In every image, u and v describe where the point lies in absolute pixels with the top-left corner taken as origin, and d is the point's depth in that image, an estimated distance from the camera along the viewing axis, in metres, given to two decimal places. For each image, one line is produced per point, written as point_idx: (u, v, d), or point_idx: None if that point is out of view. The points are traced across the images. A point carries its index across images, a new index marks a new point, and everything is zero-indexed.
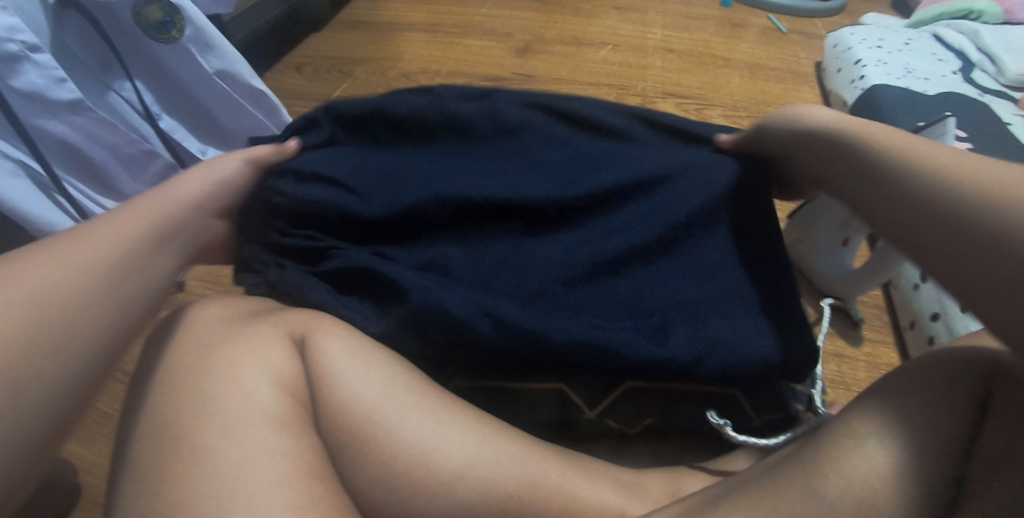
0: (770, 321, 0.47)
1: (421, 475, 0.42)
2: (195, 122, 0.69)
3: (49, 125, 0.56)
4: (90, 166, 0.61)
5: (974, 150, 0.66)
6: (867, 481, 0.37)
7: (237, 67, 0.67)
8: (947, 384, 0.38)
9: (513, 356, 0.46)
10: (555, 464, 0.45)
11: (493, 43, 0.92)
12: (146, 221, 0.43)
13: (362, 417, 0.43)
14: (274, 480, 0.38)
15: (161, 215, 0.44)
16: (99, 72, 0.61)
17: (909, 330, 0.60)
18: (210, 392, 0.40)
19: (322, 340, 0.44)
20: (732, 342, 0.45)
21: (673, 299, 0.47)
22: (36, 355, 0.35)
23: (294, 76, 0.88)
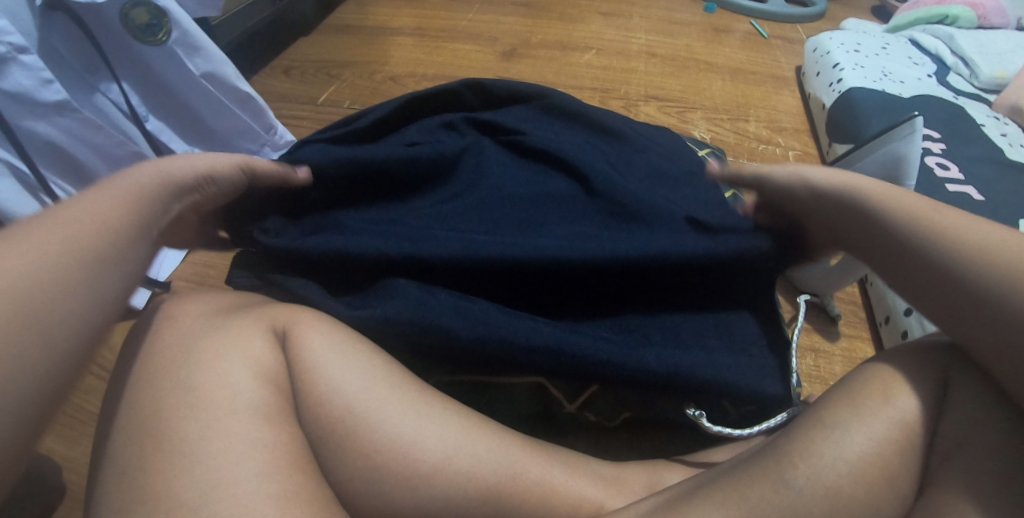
0: (746, 354, 0.49)
1: (400, 467, 0.43)
2: (181, 123, 0.70)
3: (35, 127, 0.57)
4: (77, 167, 0.61)
5: (946, 151, 0.68)
6: (834, 470, 0.38)
7: (224, 69, 0.68)
8: (911, 378, 0.40)
9: (488, 356, 0.47)
10: (533, 457, 0.46)
11: (479, 48, 0.94)
12: (125, 209, 0.40)
13: (342, 409, 0.43)
14: (255, 472, 0.39)
15: (142, 203, 0.41)
16: (86, 74, 0.61)
17: (884, 325, 0.61)
18: (192, 385, 0.41)
19: (301, 334, 0.45)
20: (707, 365, 0.47)
21: (662, 326, 0.49)
22: None
23: (282, 80, 0.89)
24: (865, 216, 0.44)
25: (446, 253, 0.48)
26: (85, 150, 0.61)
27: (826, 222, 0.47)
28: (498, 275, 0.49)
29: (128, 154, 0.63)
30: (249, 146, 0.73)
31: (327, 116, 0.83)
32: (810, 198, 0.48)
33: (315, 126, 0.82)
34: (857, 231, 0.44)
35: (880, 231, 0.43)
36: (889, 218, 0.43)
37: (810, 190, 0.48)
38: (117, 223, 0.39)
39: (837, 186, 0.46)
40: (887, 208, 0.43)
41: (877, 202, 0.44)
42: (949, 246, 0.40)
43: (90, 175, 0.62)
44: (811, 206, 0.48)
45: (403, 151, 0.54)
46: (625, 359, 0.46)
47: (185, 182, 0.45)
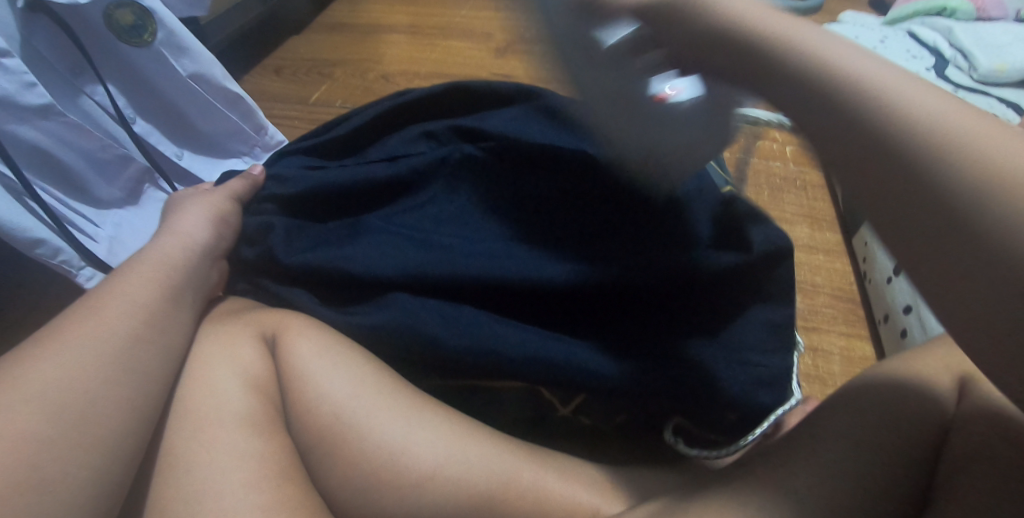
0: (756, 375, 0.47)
1: (390, 475, 0.42)
2: (170, 123, 0.69)
3: (20, 130, 0.56)
4: (65, 170, 0.60)
5: None
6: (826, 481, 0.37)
7: (212, 69, 0.67)
8: (908, 420, 0.39)
9: (473, 364, 0.47)
10: (528, 463, 0.45)
11: (473, 45, 0.93)
12: (159, 274, 0.47)
13: (331, 417, 0.43)
14: (243, 482, 0.39)
15: (181, 259, 0.49)
16: (71, 77, 0.60)
17: (884, 323, 0.60)
18: (183, 397, 0.43)
19: (289, 340, 0.46)
20: (696, 377, 0.46)
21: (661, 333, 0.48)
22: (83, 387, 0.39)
23: (272, 79, 0.88)
24: (856, 112, 0.35)
25: (437, 265, 0.49)
26: (71, 154, 0.59)
27: (807, 107, 0.36)
28: (481, 290, 0.49)
29: (114, 158, 0.63)
30: (238, 147, 0.73)
31: (319, 116, 0.82)
32: (697, 35, 0.39)
33: (307, 126, 0.81)
34: (862, 145, 0.35)
35: (870, 152, 0.34)
36: (888, 123, 0.34)
37: (711, 17, 0.39)
38: (150, 287, 0.46)
39: (797, 50, 0.37)
40: (868, 98, 0.35)
41: (857, 78, 0.35)
42: (930, 148, 0.33)
43: (77, 179, 0.61)
44: (749, 51, 0.38)
45: (385, 167, 0.55)
46: (608, 371, 0.47)
47: (209, 240, 0.52)
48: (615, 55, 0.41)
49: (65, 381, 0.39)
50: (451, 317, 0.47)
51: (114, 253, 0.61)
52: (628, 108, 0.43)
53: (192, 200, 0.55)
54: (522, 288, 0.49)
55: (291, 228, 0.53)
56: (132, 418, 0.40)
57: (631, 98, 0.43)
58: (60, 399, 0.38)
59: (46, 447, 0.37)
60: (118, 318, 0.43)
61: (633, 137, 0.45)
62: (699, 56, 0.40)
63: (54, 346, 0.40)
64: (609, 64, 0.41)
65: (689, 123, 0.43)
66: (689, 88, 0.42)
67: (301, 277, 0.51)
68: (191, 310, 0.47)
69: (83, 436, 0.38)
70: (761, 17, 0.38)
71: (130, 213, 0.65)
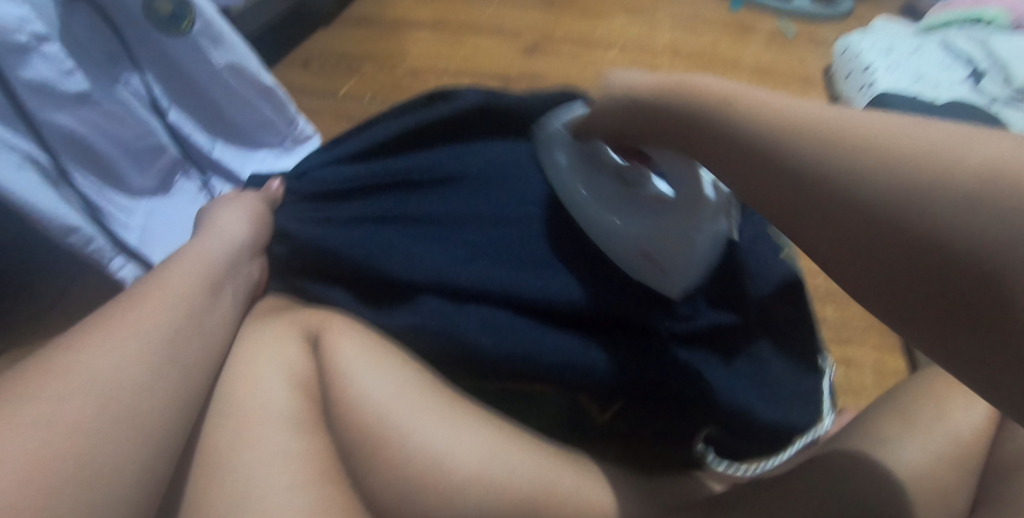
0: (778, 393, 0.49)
1: (433, 479, 0.42)
2: (203, 114, 0.68)
3: (58, 118, 0.55)
4: (101, 160, 0.59)
5: None
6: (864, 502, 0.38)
7: (247, 61, 0.67)
8: None
9: (512, 368, 0.47)
10: (567, 468, 0.45)
11: (502, 43, 0.92)
12: (201, 274, 0.47)
13: (373, 418, 0.43)
14: (287, 484, 0.39)
15: (222, 258, 0.49)
16: (108, 65, 0.60)
17: None
18: (224, 392, 0.43)
19: (333, 339, 0.46)
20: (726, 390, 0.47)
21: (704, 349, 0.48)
22: (131, 374, 0.39)
23: (301, 72, 0.88)
24: (796, 167, 0.34)
25: (526, 289, 0.47)
26: (106, 142, 0.59)
27: (762, 165, 0.36)
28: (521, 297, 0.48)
29: (149, 148, 0.63)
30: (271, 140, 0.73)
31: (349, 112, 0.82)
32: (639, 116, 0.43)
33: (337, 121, 0.81)
34: (827, 209, 0.33)
35: (831, 205, 0.33)
36: (852, 177, 0.32)
37: (649, 93, 0.42)
38: (192, 284, 0.46)
39: (745, 111, 0.37)
40: (825, 156, 0.33)
41: (779, 122, 0.36)
42: (886, 190, 0.31)
43: (112, 168, 0.61)
44: (709, 124, 0.39)
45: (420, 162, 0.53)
46: (666, 375, 0.46)
47: (249, 239, 0.52)
48: (610, 171, 0.51)
49: (111, 369, 0.39)
50: (491, 323, 0.47)
51: (145, 241, 0.63)
52: (609, 214, 0.49)
53: (228, 200, 0.55)
54: (565, 300, 0.47)
55: (323, 224, 0.52)
56: (176, 407, 0.40)
57: (628, 198, 0.49)
58: (107, 387, 0.38)
59: (96, 435, 0.37)
60: (164, 312, 0.43)
61: (626, 235, 0.48)
62: (650, 133, 0.43)
63: (99, 335, 0.40)
64: (601, 169, 0.51)
65: (653, 216, 0.48)
66: (662, 186, 0.49)
67: (338, 275, 0.51)
68: (230, 304, 0.48)
69: (132, 425, 0.38)
70: (710, 86, 0.39)
71: (161, 202, 0.65)
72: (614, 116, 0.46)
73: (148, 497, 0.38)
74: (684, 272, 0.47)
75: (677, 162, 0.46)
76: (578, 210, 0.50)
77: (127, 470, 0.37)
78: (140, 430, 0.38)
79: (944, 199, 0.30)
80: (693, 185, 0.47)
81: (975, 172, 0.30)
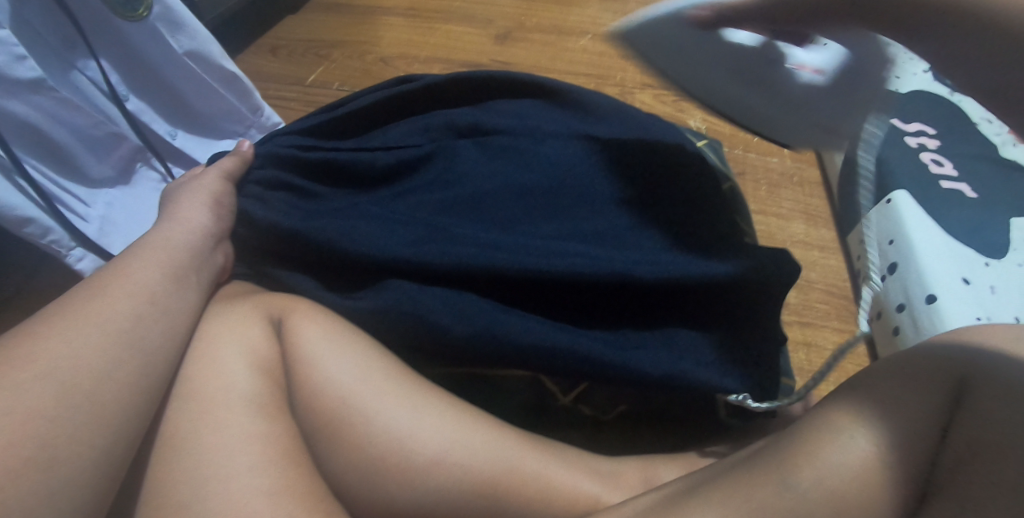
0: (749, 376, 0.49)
1: (397, 460, 0.42)
2: (164, 102, 0.67)
3: (9, 106, 0.54)
4: (55, 147, 0.58)
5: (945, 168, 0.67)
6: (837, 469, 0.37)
7: (208, 47, 0.66)
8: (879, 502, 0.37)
9: (478, 352, 0.47)
10: (531, 451, 0.46)
11: (473, 30, 0.92)
12: (158, 263, 0.46)
13: (338, 400, 0.43)
14: (249, 466, 0.39)
15: (182, 240, 0.49)
16: (63, 50, 0.58)
17: (875, 320, 0.61)
18: (188, 377, 0.42)
19: (298, 323, 0.46)
20: (697, 370, 0.47)
21: (669, 333, 0.48)
22: (89, 364, 0.39)
23: (269, 59, 0.88)
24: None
25: (493, 267, 0.48)
26: (63, 131, 0.58)
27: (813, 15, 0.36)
28: (482, 279, 0.48)
29: (107, 136, 0.61)
30: (234, 128, 0.72)
31: (316, 99, 0.81)
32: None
33: (304, 108, 0.81)
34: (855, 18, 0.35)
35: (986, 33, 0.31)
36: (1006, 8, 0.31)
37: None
38: (151, 272, 0.45)
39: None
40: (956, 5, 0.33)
41: None
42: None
43: (68, 155, 0.59)
44: None
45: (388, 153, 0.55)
46: (649, 362, 0.46)
47: (212, 225, 0.51)
48: (745, 56, 0.45)
49: (64, 360, 0.38)
50: (454, 305, 0.47)
51: (105, 232, 0.61)
52: (763, 95, 0.47)
53: (186, 185, 0.54)
54: (525, 280, 0.48)
55: (290, 211, 0.52)
56: (134, 401, 0.39)
57: (754, 79, 0.46)
58: (60, 379, 0.37)
59: (51, 425, 0.36)
60: (123, 297, 0.42)
61: (793, 126, 0.47)
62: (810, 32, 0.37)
63: (53, 327, 0.40)
64: (738, 67, 0.46)
65: (835, 97, 0.44)
66: (819, 56, 0.43)
67: (302, 261, 0.52)
68: (197, 291, 0.46)
69: (90, 416, 0.37)
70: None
71: (120, 193, 0.64)
72: (759, 14, 0.37)
73: (108, 483, 0.37)
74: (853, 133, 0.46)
75: (867, 45, 0.39)
76: (711, 94, 0.49)
77: (86, 465, 0.36)
78: (95, 419, 0.37)
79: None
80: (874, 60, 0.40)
81: None
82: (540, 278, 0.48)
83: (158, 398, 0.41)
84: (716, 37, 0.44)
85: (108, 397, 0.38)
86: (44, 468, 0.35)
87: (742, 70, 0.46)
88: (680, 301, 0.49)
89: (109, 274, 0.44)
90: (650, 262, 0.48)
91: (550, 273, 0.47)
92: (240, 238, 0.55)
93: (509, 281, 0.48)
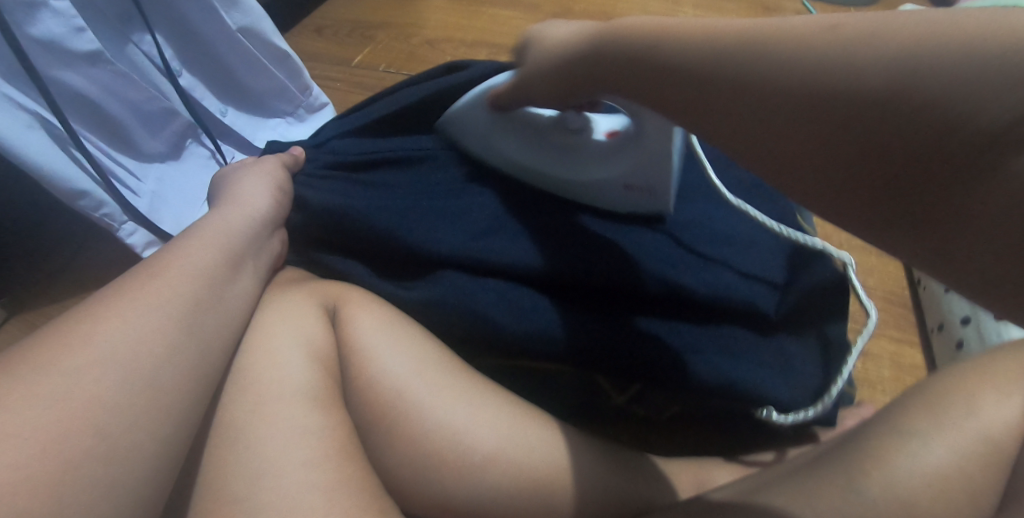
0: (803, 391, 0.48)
1: (450, 457, 0.42)
2: (215, 78, 0.67)
3: (67, 78, 0.53)
4: (108, 120, 0.57)
5: None
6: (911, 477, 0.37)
7: (260, 24, 0.65)
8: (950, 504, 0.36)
9: (530, 350, 0.46)
10: (583, 452, 0.45)
11: (520, 14, 0.90)
12: (216, 247, 0.45)
13: (392, 393, 0.43)
14: (304, 459, 0.38)
15: (240, 225, 0.48)
16: (119, 24, 0.58)
17: (937, 332, 0.59)
18: (246, 362, 0.42)
19: (353, 312, 0.46)
20: (753, 379, 0.46)
21: (725, 339, 0.47)
22: (151, 345, 0.38)
23: (314, 39, 0.87)
24: (728, 81, 0.35)
25: (544, 265, 0.47)
26: (118, 106, 0.57)
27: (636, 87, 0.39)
28: (534, 276, 0.47)
29: (159, 111, 0.61)
30: (284, 107, 0.71)
31: (362, 81, 0.81)
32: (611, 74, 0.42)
33: (351, 90, 0.80)
34: (720, 114, 0.36)
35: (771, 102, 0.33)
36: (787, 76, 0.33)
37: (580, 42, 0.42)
38: (210, 256, 0.44)
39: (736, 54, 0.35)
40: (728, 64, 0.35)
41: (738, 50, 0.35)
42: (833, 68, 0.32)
43: (121, 130, 0.59)
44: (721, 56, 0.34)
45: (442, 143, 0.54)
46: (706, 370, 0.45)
47: (270, 211, 0.51)
48: (546, 126, 0.52)
49: (124, 340, 0.38)
50: (506, 301, 0.46)
51: (155, 209, 0.61)
52: (576, 164, 0.51)
53: (243, 169, 0.54)
54: (577, 281, 0.47)
55: (337, 197, 0.52)
56: (193, 384, 0.39)
57: (569, 148, 0.51)
58: (122, 359, 0.37)
59: (114, 405, 0.36)
60: (183, 278, 0.42)
61: (605, 179, 0.50)
62: (594, 79, 0.42)
63: (116, 303, 0.39)
64: (536, 136, 0.52)
65: (622, 152, 0.49)
66: (607, 127, 0.50)
67: (352, 248, 0.51)
68: (251, 277, 0.46)
69: (154, 397, 0.37)
70: (622, 22, 0.40)
71: (170, 168, 0.64)
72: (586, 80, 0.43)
73: (167, 466, 0.37)
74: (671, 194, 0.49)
75: (650, 119, 0.46)
76: (524, 170, 0.52)
77: (147, 445, 0.36)
78: (155, 400, 0.37)
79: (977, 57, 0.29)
80: (665, 132, 0.46)
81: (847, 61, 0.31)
82: (592, 280, 0.47)
83: (216, 381, 0.40)
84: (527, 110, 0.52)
85: (169, 377, 0.38)
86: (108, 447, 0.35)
87: (549, 144, 0.52)
88: (699, 309, 0.47)
89: (169, 254, 0.43)
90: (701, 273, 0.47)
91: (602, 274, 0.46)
92: (293, 225, 0.54)
93: (562, 281, 0.47)
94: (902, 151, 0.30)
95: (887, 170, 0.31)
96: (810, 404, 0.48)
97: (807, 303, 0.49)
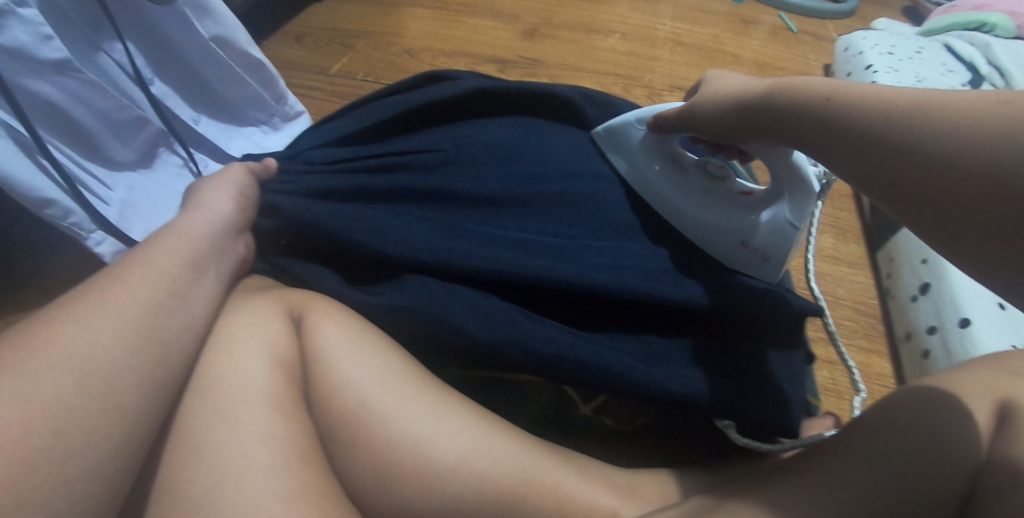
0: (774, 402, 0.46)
1: (414, 467, 0.42)
2: (188, 86, 0.66)
3: (33, 86, 0.53)
4: (77, 127, 0.57)
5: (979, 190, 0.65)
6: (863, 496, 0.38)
7: (235, 33, 0.65)
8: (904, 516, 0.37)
9: (497, 360, 0.46)
10: (549, 461, 0.45)
11: (499, 24, 0.90)
12: (180, 252, 0.45)
13: (355, 403, 0.43)
14: (264, 468, 0.38)
15: (204, 231, 0.48)
16: (89, 32, 0.57)
17: (904, 342, 0.60)
18: (206, 371, 0.42)
19: (317, 320, 0.45)
20: (720, 389, 0.45)
21: (695, 354, 0.47)
22: (106, 357, 0.38)
23: (293, 47, 0.87)
24: (851, 124, 0.39)
25: (510, 267, 0.47)
26: (87, 114, 0.57)
27: (795, 133, 0.42)
28: (502, 282, 0.47)
29: (131, 119, 0.60)
30: (257, 115, 0.72)
31: (340, 89, 0.81)
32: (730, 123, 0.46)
33: (328, 98, 0.80)
34: (852, 152, 0.39)
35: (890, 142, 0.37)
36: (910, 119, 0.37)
37: (752, 93, 0.45)
38: (173, 262, 0.44)
39: (828, 97, 0.40)
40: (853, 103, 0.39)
41: (853, 91, 0.40)
42: (912, 121, 0.36)
43: (89, 137, 0.58)
44: (801, 113, 0.41)
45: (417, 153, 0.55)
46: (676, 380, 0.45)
47: (235, 216, 0.51)
48: (690, 170, 0.52)
49: (80, 350, 0.37)
50: (471, 305, 0.46)
51: (125, 216, 0.60)
52: (715, 210, 0.50)
53: (210, 175, 0.54)
54: (547, 287, 0.47)
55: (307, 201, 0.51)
56: (150, 391, 0.38)
57: (714, 194, 0.50)
58: (77, 369, 0.37)
59: (68, 415, 0.35)
60: (142, 286, 0.41)
61: (731, 226, 0.49)
62: (760, 132, 0.44)
63: (71, 315, 0.39)
64: (680, 175, 0.52)
65: (764, 204, 0.48)
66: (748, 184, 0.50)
67: (322, 254, 0.51)
68: (215, 281, 0.46)
69: (109, 406, 0.37)
70: (802, 83, 0.42)
71: (141, 177, 0.63)
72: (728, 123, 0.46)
73: (120, 476, 0.37)
74: (786, 262, 0.49)
75: (778, 160, 0.46)
76: (663, 205, 0.52)
77: (99, 456, 0.36)
78: (111, 410, 0.37)
79: (998, 125, 0.33)
80: (799, 184, 0.46)
81: (962, 114, 0.35)
82: (560, 285, 0.46)
83: (174, 390, 0.40)
84: (674, 148, 0.52)
85: (126, 385, 0.38)
86: (61, 457, 0.34)
87: (690, 187, 0.51)
88: (688, 319, 0.47)
89: (128, 261, 0.43)
90: (673, 282, 0.47)
91: (568, 278, 0.46)
92: (261, 231, 0.53)
93: (528, 286, 0.47)
94: (958, 188, 0.34)
95: (954, 200, 0.35)
96: (780, 416, 0.46)
97: (786, 314, 0.46)
